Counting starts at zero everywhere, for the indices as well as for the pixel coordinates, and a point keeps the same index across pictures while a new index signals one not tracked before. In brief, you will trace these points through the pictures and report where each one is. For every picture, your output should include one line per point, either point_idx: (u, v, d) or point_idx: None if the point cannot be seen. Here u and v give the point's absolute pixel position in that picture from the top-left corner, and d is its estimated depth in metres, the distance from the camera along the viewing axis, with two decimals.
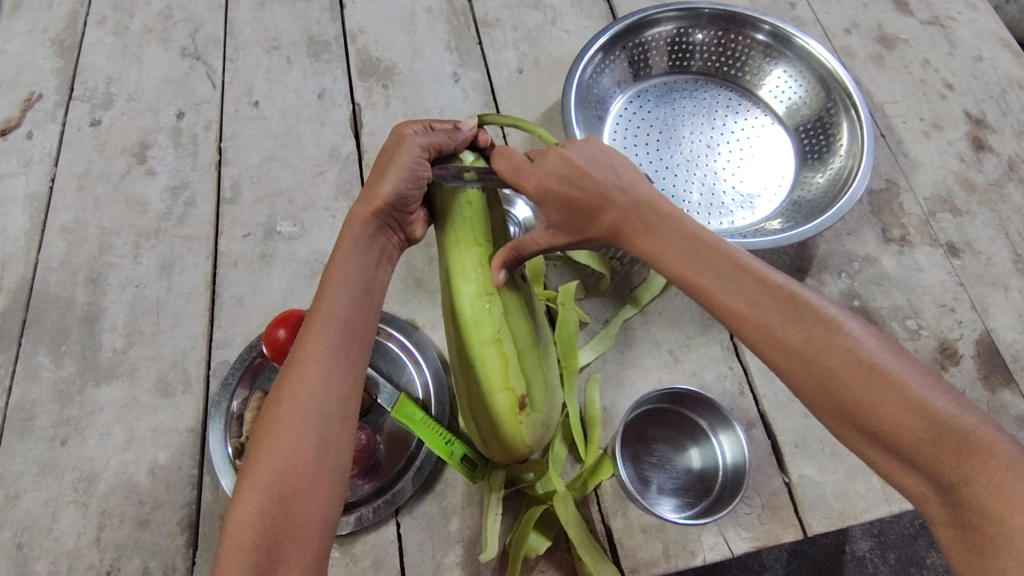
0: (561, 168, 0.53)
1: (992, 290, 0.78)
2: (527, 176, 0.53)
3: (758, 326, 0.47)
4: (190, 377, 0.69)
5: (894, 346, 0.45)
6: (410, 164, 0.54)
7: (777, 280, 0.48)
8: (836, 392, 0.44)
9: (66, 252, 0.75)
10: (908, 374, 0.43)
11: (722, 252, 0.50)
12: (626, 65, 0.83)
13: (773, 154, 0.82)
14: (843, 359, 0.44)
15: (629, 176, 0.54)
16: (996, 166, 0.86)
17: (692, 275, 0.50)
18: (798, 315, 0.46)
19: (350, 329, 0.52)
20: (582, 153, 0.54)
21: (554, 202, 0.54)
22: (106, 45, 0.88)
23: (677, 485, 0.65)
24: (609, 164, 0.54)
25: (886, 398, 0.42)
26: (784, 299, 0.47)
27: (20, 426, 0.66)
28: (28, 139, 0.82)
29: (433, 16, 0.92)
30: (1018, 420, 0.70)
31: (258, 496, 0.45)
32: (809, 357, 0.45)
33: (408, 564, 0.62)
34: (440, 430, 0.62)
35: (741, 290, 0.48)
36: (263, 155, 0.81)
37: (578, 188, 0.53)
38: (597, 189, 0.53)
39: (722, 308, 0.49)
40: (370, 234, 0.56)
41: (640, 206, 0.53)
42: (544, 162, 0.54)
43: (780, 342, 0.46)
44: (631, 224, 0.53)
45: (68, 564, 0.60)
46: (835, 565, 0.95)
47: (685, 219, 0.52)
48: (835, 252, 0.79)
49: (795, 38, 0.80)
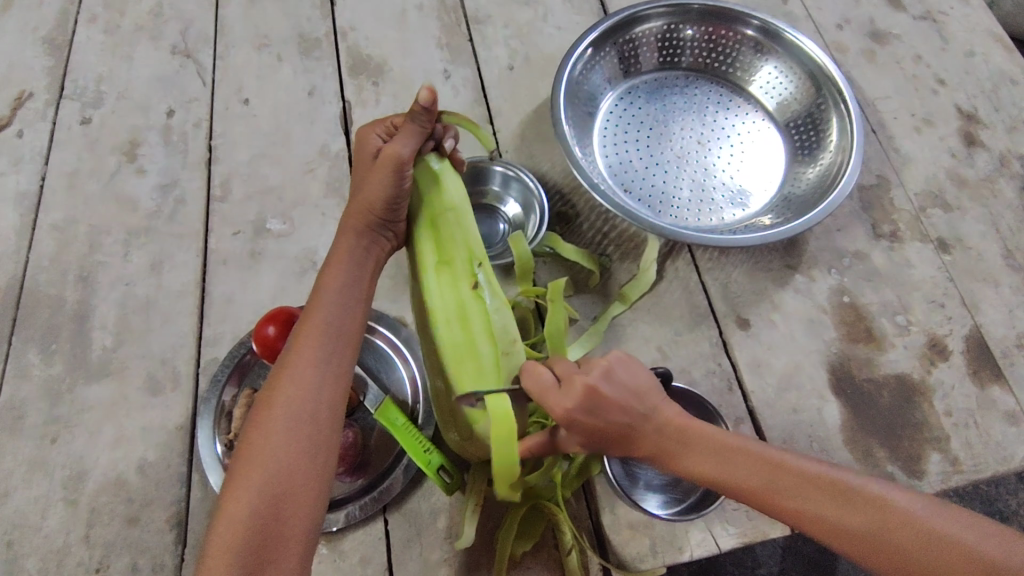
0: (589, 401, 0.49)
1: (982, 286, 0.78)
2: (553, 404, 0.50)
3: (816, 518, 0.47)
4: (180, 375, 0.69)
5: (924, 495, 0.47)
6: (389, 178, 0.54)
7: (816, 469, 0.49)
8: (914, 565, 0.45)
9: (57, 250, 0.75)
10: (960, 529, 0.45)
11: (756, 451, 0.49)
12: (616, 61, 0.83)
13: (765, 150, 0.82)
14: (905, 533, 0.45)
15: (649, 395, 0.51)
16: (987, 162, 0.86)
17: (748, 486, 0.48)
18: (844, 497, 0.47)
19: (342, 335, 0.53)
20: (609, 378, 0.50)
21: (581, 433, 0.49)
22: (96, 44, 0.88)
23: (665, 481, 0.64)
24: (628, 376, 0.51)
25: (949, 559, 0.44)
26: (828, 486, 0.48)
27: (11, 424, 0.66)
28: (18, 138, 0.82)
29: (424, 13, 0.92)
30: (1007, 416, 0.70)
31: (251, 498, 0.46)
32: (877, 539, 0.45)
33: (396, 560, 0.62)
34: (421, 438, 0.62)
35: (796, 490, 0.48)
36: (253, 153, 0.81)
37: (605, 420, 0.49)
38: (624, 418, 0.50)
39: (791, 514, 0.47)
40: (362, 243, 0.57)
41: (669, 426, 0.51)
42: (570, 391, 0.49)
43: (844, 532, 0.46)
44: (666, 445, 0.50)
45: (57, 562, 0.61)
46: (829, 562, 0.94)
47: (710, 429, 0.51)
48: (826, 248, 0.79)
49: (785, 34, 0.81)
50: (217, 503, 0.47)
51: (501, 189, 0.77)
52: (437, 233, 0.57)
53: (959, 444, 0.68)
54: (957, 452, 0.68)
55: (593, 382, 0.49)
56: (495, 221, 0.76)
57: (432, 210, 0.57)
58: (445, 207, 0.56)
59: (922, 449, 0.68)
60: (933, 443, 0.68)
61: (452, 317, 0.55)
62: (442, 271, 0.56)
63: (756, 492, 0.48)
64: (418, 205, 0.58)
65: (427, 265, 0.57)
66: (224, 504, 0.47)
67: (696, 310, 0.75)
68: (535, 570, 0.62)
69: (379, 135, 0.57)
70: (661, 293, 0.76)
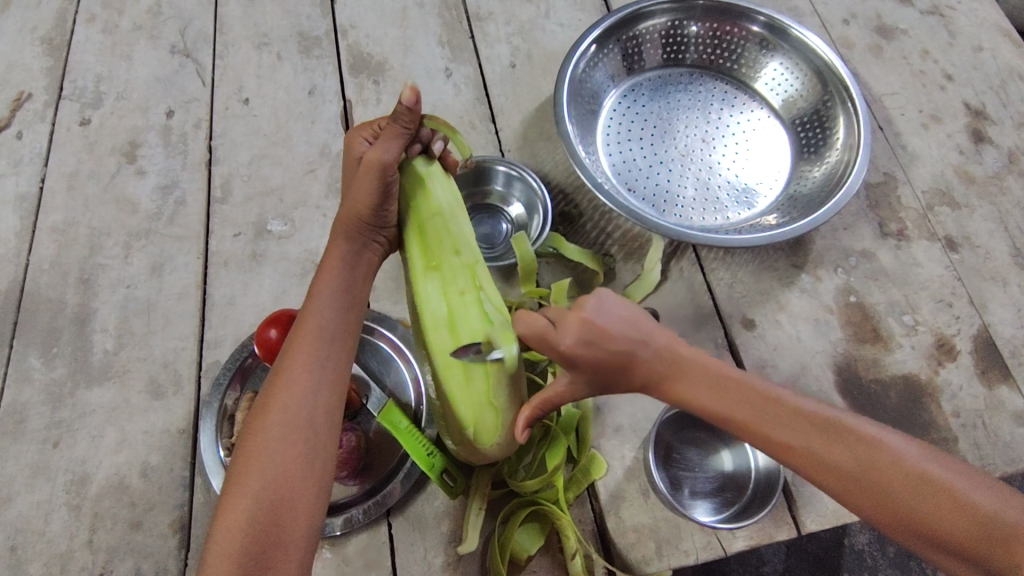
0: (587, 332, 0.46)
1: (990, 285, 0.77)
2: (552, 345, 0.47)
3: (805, 454, 0.45)
4: (181, 378, 0.68)
5: (923, 446, 0.46)
6: (374, 184, 0.53)
7: (808, 404, 0.47)
8: (896, 506, 0.44)
9: (57, 252, 0.75)
10: (949, 474, 0.44)
11: (750, 383, 0.47)
12: (619, 58, 0.82)
13: (770, 148, 0.81)
14: (895, 476, 0.44)
15: (645, 322, 0.48)
16: (995, 159, 0.85)
17: (737, 416, 0.46)
18: (839, 436, 0.45)
19: (337, 340, 0.53)
20: (603, 311, 0.47)
21: (586, 368, 0.47)
22: (95, 43, 0.87)
23: (711, 487, 0.65)
24: (621, 309, 0.48)
25: (934, 504, 0.43)
26: (821, 423, 0.46)
27: (12, 428, 0.66)
28: (17, 139, 0.81)
29: (425, 10, 0.91)
30: (1015, 416, 0.70)
31: (248, 504, 0.46)
32: (862, 477, 0.44)
33: (400, 565, 0.62)
34: (424, 441, 0.61)
35: (786, 423, 0.46)
36: (253, 153, 0.80)
37: (607, 350, 0.46)
38: (627, 345, 0.46)
39: (774, 445, 0.46)
40: (353, 248, 0.57)
41: (665, 350, 0.48)
42: (567, 329, 0.46)
43: (829, 466, 0.45)
44: (661, 370, 0.47)
45: (60, 567, 0.60)
46: (835, 561, 0.93)
47: (707, 359, 0.48)
48: (832, 246, 0.79)
49: (791, 30, 0.80)
50: (216, 511, 0.47)
51: (504, 189, 0.77)
52: (423, 236, 0.56)
53: (968, 444, 0.68)
54: (965, 453, 0.67)
55: (591, 315, 0.46)
56: (498, 221, 0.75)
57: (418, 215, 0.56)
58: (432, 212, 0.55)
59: None
60: (940, 443, 0.68)
61: (441, 322, 0.54)
62: (430, 276, 0.55)
63: (745, 423, 0.46)
64: (405, 209, 0.57)
65: (415, 269, 0.55)
66: (223, 511, 0.46)
67: (701, 309, 0.74)
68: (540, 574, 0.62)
69: (365, 139, 0.57)
70: (665, 293, 0.75)
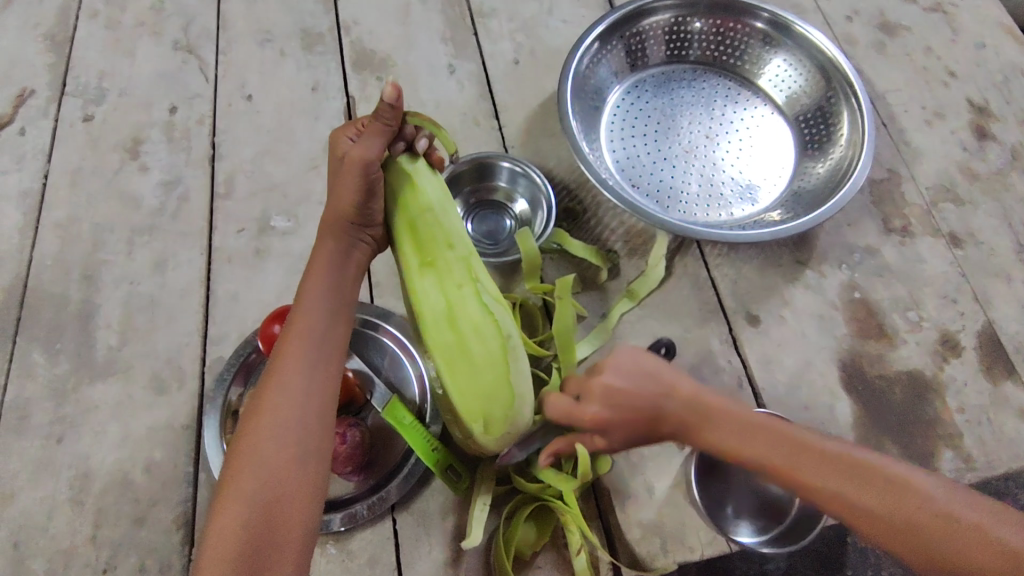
0: (609, 395, 0.51)
1: (995, 281, 0.77)
2: (581, 414, 0.52)
3: (835, 496, 0.45)
4: (185, 374, 0.68)
5: (948, 483, 0.46)
6: (359, 185, 0.52)
7: (835, 446, 0.47)
8: (929, 549, 0.43)
9: (60, 248, 0.75)
10: (976, 513, 0.44)
11: (778, 428, 0.48)
12: (623, 55, 0.82)
13: (774, 144, 0.81)
14: (926, 519, 0.44)
15: (667, 375, 0.51)
16: (999, 155, 0.84)
17: (767, 460, 0.47)
18: (868, 478, 0.45)
19: (328, 340, 0.53)
20: (620, 368, 0.52)
21: (618, 428, 0.51)
22: (98, 39, 0.87)
23: (760, 510, 0.62)
24: (637, 365, 0.52)
25: (965, 544, 0.43)
26: (848, 465, 0.46)
27: (16, 424, 0.66)
28: (20, 135, 0.81)
29: (428, 7, 0.91)
30: (1020, 412, 0.69)
31: (241, 506, 0.46)
32: (893, 520, 0.44)
33: (405, 561, 0.61)
34: (428, 437, 0.61)
35: (815, 467, 0.46)
36: (256, 149, 0.80)
37: (632, 408, 0.50)
38: (652, 402, 0.50)
39: (805, 488, 0.46)
40: (341, 248, 0.56)
41: (690, 400, 0.50)
42: (591, 400, 0.52)
43: (860, 510, 0.45)
44: (693, 420, 0.50)
45: (64, 562, 0.60)
46: None
47: (732, 405, 0.50)
48: (836, 243, 0.79)
49: (794, 26, 0.80)
50: (210, 514, 0.47)
51: (507, 185, 0.77)
52: (415, 233, 0.54)
53: (972, 440, 0.68)
54: (969, 449, 0.67)
55: (609, 378, 0.51)
56: (502, 218, 0.75)
57: (408, 212, 0.54)
58: (423, 207, 0.53)
59: (935, 445, 0.67)
60: (944, 439, 0.68)
61: (441, 317, 0.53)
62: (427, 274, 0.53)
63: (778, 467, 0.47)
64: (393, 206, 0.55)
65: (410, 267, 0.54)
66: (218, 514, 0.46)
67: (706, 305, 0.74)
68: (545, 570, 0.61)
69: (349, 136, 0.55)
70: (669, 290, 0.75)
